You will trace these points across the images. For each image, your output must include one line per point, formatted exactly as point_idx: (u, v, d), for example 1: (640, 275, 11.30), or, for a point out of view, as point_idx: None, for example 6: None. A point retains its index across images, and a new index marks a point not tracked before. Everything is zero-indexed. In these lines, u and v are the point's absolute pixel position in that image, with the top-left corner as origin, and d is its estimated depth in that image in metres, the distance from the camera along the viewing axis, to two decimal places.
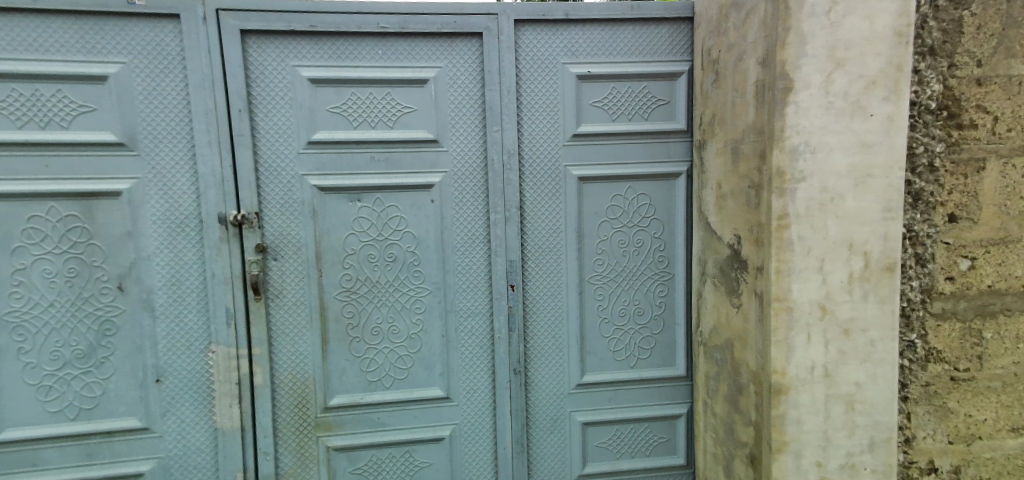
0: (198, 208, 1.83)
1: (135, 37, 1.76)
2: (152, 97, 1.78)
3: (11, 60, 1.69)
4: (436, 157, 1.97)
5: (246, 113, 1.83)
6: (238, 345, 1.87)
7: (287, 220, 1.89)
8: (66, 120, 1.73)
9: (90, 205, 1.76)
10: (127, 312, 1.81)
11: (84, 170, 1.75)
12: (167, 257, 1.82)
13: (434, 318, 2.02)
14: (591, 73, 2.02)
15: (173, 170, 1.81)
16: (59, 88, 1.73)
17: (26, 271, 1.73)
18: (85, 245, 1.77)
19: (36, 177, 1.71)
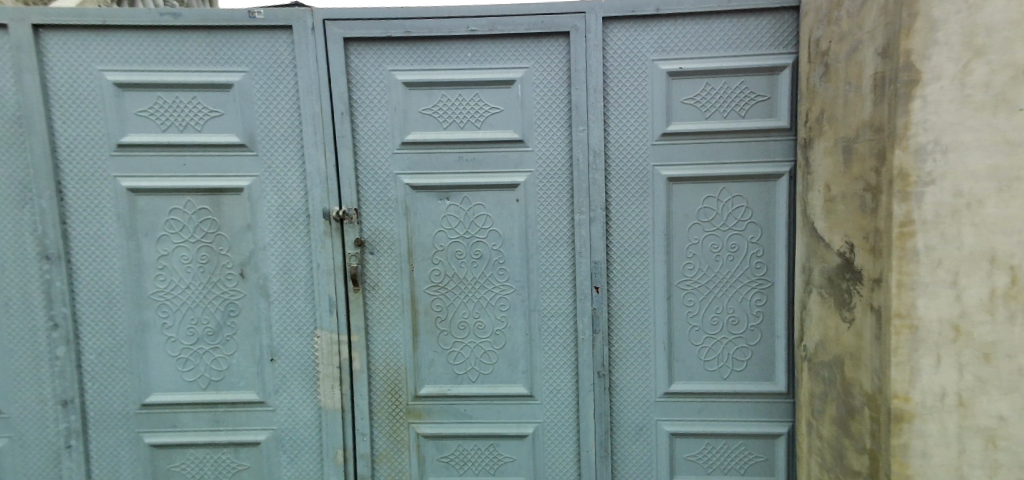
0: (306, 204, 1.98)
1: (256, 47, 1.91)
2: (269, 102, 1.93)
3: (153, 72, 1.87)
4: (521, 157, 1.99)
5: (347, 116, 1.95)
6: (339, 331, 2.01)
7: (383, 217, 2.01)
8: (201, 123, 1.91)
9: (218, 199, 1.95)
10: (246, 296, 2.00)
11: (216, 168, 1.93)
12: (280, 248, 1.99)
13: (518, 316, 2.05)
14: (683, 70, 1.94)
15: (285, 169, 1.97)
16: (193, 95, 1.90)
17: (168, 256, 1.95)
18: (213, 235, 1.96)
19: (177, 175, 1.91)
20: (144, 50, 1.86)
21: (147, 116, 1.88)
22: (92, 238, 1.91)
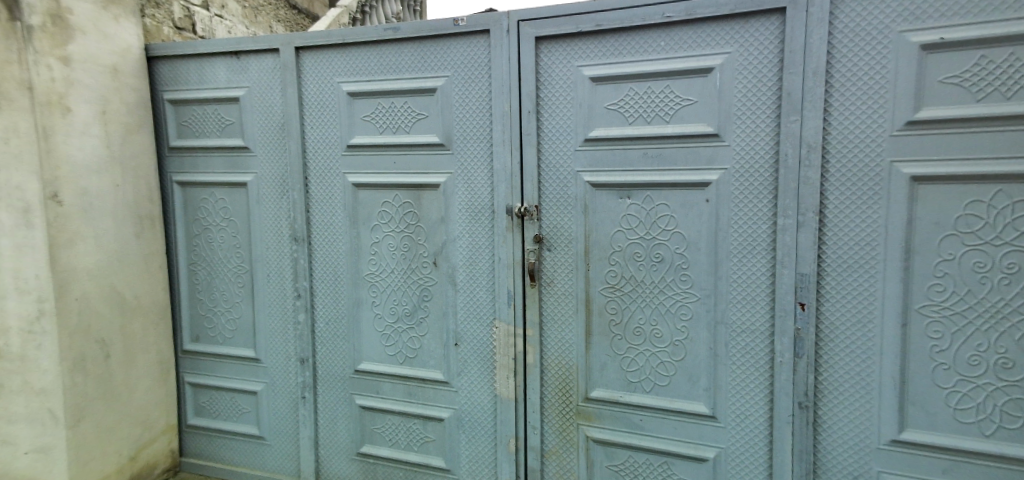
0: (491, 200, 2.08)
1: (457, 53, 2.06)
2: (465, 103, 2.07)
3: (377, 81, 2.14)
4: (714, 152, 1.79)
5: (534, 114, 1.99)
6: (516, 324, 2.07)
7: (561, 214, 2.00)
8: (410, 125, 2.14)
9: (419, 194, 2.16)
10: (438, 283, 2.18)
11: (419, 166, 2.14)
12: (468, 241, 2.13)
13: (702, 328, 1.86)
14: (946, 40, 1.51)
15: (476, 166, 2.09)
16: (406, 100, 2.13)
17: (378, 244, 2.22)
18: (414, 226, 2.18)
19: (388, 172, 2.17)
20: (371, 63, 2.14)
21: (369, 120, 2.17)
22: (326, 225, 2.26)
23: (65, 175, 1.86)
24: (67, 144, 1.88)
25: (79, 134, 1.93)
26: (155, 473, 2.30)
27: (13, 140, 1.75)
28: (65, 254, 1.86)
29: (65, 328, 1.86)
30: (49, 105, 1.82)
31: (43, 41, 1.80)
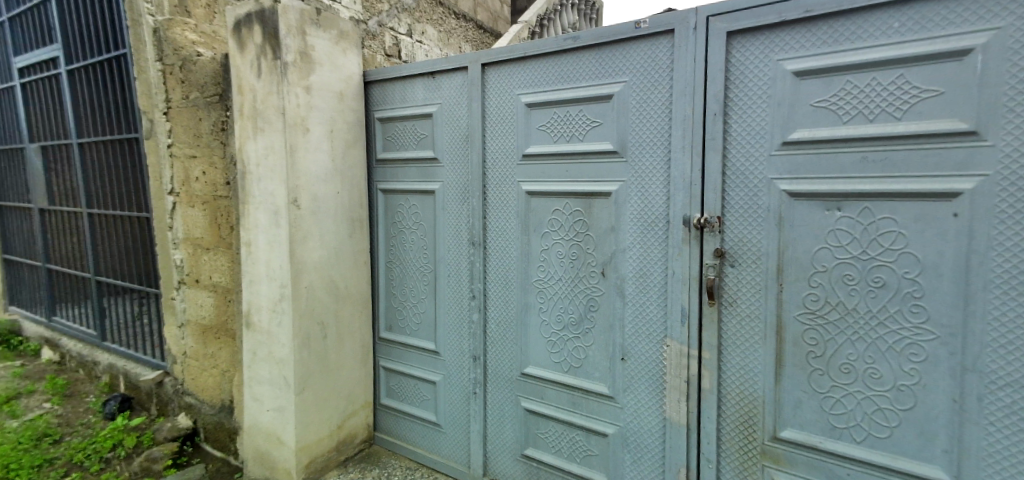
0: (667, 209, 1.81)
1: (638, 57, 1.83)
2: (644, 108, 1.83)
3: (552, 92, 2.04)
4: (971, 154, 1.31)
5: (720, 117, 1.66)
6: (690, 345, 1.79)
7: (749, 227, 1.66)
8: (584, 133, 1.97)
9: (590, 202, 1.99)
10: (606, 294, 1.98)
11: (592, 174, 1.97)
12: (639, 251, 1.89)
13: (943, 372, 1.39)
14: None
15: (651, 175, 1.84)
16: (581, 109, 1.98)
17: (547, 250, 2.11)
18: (583, 235, 2.01)
19: (560, 180, 2.05)
20: (548, 74, 2.05)
21: (544, 129, 2.08)
22: (501, 230, 2.24)
23: (303, 184, 2.16)
24: (305, 159, 2.16)
25: (314, 150, 2.20)
26: (354, 444, 2.49)
27: (271, 156, 2.12)
28: (301, 250, 2.18)
29: (299, 308, 2.18)
30: (295, 126, 2.10)
31: (295, 74, 2.07)
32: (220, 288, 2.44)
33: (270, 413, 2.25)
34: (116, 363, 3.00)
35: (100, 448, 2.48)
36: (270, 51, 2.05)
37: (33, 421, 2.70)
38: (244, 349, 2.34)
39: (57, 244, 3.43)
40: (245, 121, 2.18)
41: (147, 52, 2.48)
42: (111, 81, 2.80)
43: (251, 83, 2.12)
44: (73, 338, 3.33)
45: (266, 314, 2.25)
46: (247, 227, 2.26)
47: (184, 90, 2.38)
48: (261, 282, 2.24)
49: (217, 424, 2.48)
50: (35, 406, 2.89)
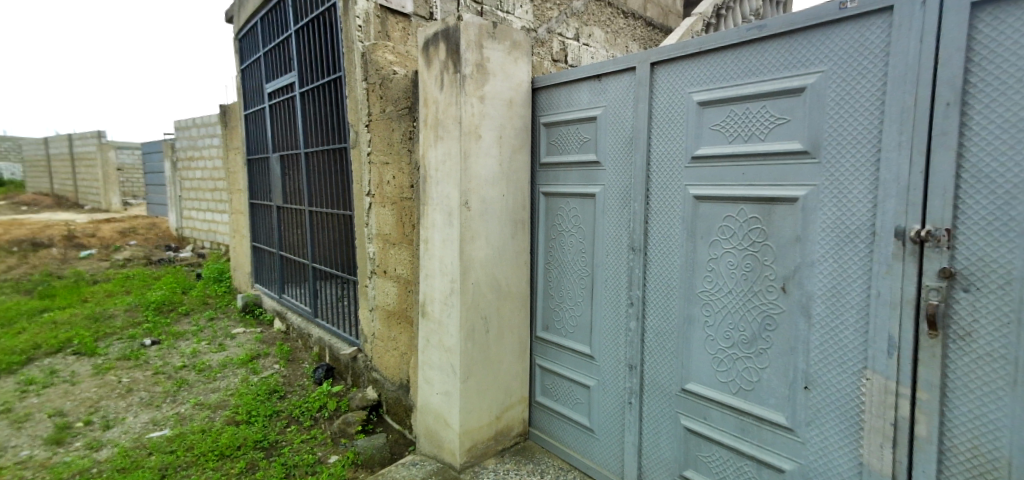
0: (874, 219, 1.45)
1: (840, 43, 1.49)
2: (846, 101, 1.48)
3: (724, 89, 1.75)
4: None
5: (957, 107, 1.27)
6: (898, 381, 1.41)
7: (993, 243, 1.26)
8: (765, 131, 1.65)
9: (770, 209, 1.66)
10: (788, 313, 1.66)
11: (773, 177, 1.64)
12: (832, 266, 1.55)
13: None
14: None
15: (853, 177, 1.48)
16: (763, 104, 1.66)
17: (716, 260, 1.82)
18: (760, 244, 1.70)
19: (734, 184, 1.74)
20: (719, 70, 1.77)
21: (716, 128, 1.79)
22: (665, 238, 1.99)
23: (474, 187, 2.24)
24: (477, 163, 2.24)
25: (485, 155, 2.26)
26: (511, 435, 2.57)
27: (448, 162, 2.27)
28: (469, 250, 2.28)
29: (466, 303, 2.30)
30: (470, 133, 2.18)
31: (471, 85, 2.16)
32: (402, 279, 2.75)
33: (439, 396, 2.45)
34: (323, 338, 3.58)
35: (311, 408, 2.98)
36: (452, 65, 2.18)
37: (267, 378, 3.37)
38: (420, 336, 2.58)
39: (287, 235, 4.23)
40: (428, 130, 2.38)
41: (356, 74, 2.90)
42: (329, 99, 3.35)
43: (434, 95, 2.31)
44: (295, 313, 4.07)
45: (438, 305, 2.44)
46: (425, 226, 2.48)
47: (382, 104, 2.73)
48: (435, 277, 2.44)
49: (396, 400, 2.80)
50: (269, 366, 3.60)
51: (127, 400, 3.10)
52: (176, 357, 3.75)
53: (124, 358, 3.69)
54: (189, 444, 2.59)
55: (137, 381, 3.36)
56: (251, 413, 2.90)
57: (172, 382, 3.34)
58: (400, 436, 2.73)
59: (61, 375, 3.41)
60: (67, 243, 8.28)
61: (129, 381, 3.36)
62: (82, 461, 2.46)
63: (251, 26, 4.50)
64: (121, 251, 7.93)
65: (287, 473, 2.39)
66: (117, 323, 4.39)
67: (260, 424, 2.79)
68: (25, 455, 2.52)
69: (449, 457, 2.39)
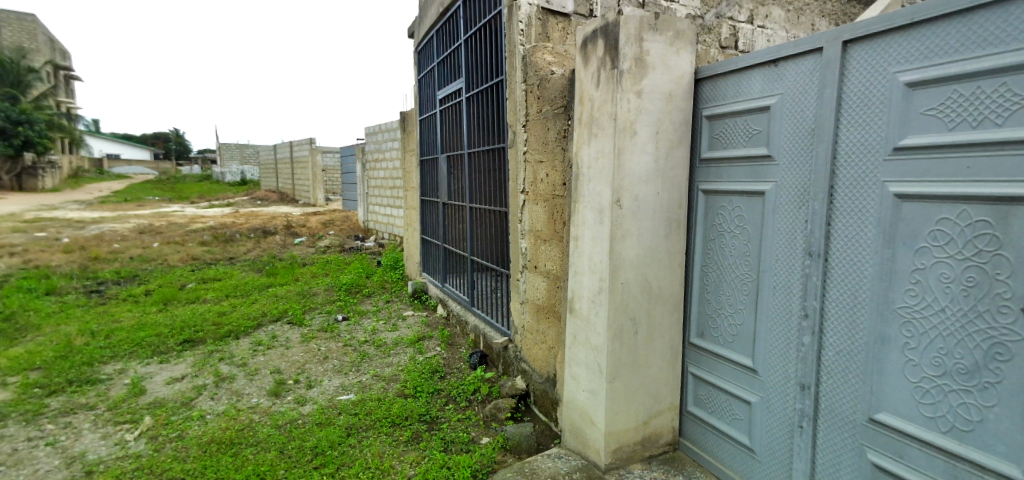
0: None
1: None
2: None
3: (942, 65, 1.44)
4: None
5: None
6: None
7: None
8: (1005, 114, 1.32)
9: (1006, 211, 1.32)
10: None
11: (1015, 172, 1.30)
12: None
13: None
14: None
15: None
16: (1003, 81, 1.33)
17: (923, 270, 1.51)
18: (991, 254, 1.35)
19: (953, 180, 1.42)
20: (934, 43, 1.46)
21: (929, 112, 1.47)
22: (852, 242, 1.70)
23: (627, 184, 2.17)
24: (630, 160, 2.16)
25: (640, 151, 2.17)
26: (659, 443, 2.45)
27: (601, 160, 2.24)
28: (619, 248, 2.21)
29: (615, 302, 2.24)
30: (625, 130, 2.13)
31: (629, 80, 2.10)
32: (552, 275, 2.83)
33: (584, 394, 2.45)
34: (478, 326, 3.84)
35: (466, 390, 3.23)
36: (609, 61, 2.15)
37: (430, 358, 3.73)
38: (567, 332, 2.61)
39: (450, 229, 4.63)
40: (583, 128, 2.39)
41: (516, 76, 3.05)
42: (491, 102, 3.57)
43: (590, 93, 2.30)
44: (455, 301, 4.44)
45: (586, 303, 2.43)
46: (576, 223, 2.49)
47: (539, 104, 2.82)
48: (584, 274, 2.43)
49: (543, 392, 2.89)
50: (432, 348, 3.99)
51: (324, 365, 3.70)
52: (360, 332, 4.37)
53: (323, 329, 4.41)
54: (369, 409, 2.99)
55: (332, 350, 3.99)
56: (417, 388, 3.25)
57: (357, 354, 3.89)
58: (546, 428, 2.82)
59: (280, 339, 4.21)
60: (286, 231, 10.17)
61: (326, 349, 4.00)
62: (292, 412, 3.01)
63: (428, 39, 5.01)
64: (323, 239, 9.48)
65: (446, 447, 2.63)
66: (319, 300, 5.26)
67: (424, 399, 3.11)
68: (254, 401, 3.16)
69: (593, 456, 2.38)
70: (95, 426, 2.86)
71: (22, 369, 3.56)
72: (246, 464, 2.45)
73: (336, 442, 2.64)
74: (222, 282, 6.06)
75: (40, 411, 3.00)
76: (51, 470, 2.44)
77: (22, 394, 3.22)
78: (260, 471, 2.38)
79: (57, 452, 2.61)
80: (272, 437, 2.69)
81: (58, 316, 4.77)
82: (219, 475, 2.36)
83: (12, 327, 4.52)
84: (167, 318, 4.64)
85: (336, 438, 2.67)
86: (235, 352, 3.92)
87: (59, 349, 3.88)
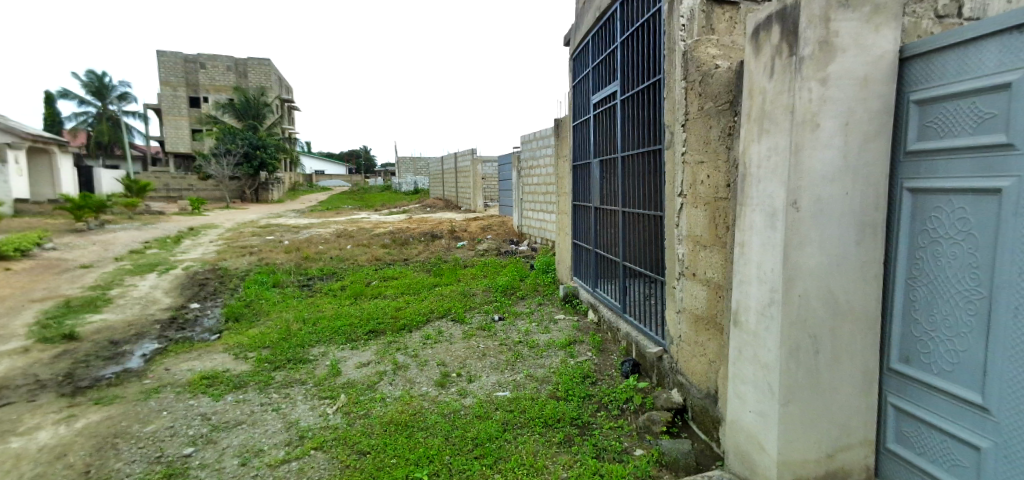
0: None
1: None
2: None
3: None
4: None
5: None
6: None
7: None
8: None
9: None
10: None
11: None
12: None
13: None
14: None
15: None
16: None
17: None
18: None
19: None
20: None
21: None
22: None
23: (807, 184, 1.91)
24: (811, 157, 1.91)
25: (823, 147, 1.90)
26: None
27: (774, 158, 2.02)
28: (796, 256, 1.95)
29: (790, 317, 1.98)
30: (804, 123, 1.89)
31: (811, 67, 1.85)
32: (713, 283, 2.64)
33: (752, 415, 2.22)
34: (630, 333, 3.75)
35: (619, 398, 3.17)
36: (786, 48, 1.93)
37: (582, 363, 3.75)
38: (731, 346, 2.40)
39: (602, 233, 4.61)
40: (752, 123, 2.18)
41: (676, 73, 2.92)
42: (648, 103, 3.48)
43: (762, 85, 2.10)
44: (606, 306, 4.40)
45: (753, 316, 2.20)
46: (743, 228, 2.28)
47: (702, 102, 2.66)
48: (751, 284, 2.21)
49: (703, 409, 2.71)
50: (584, 352, 4.01)
51: (483, 362, 3.96)
52: (515, 332, 4.58)
53: (481, 328, 4.73)
54: (523, 407, 3.12)
55: (489, 347, 4.26)
56: (569, 391, 3.29)
57: (512, 353, 4.09)
58: (707, 448, 2.63)
59: (445, 335, 4.62)
60: (451, 235, 11.14)
61: (484, 346, 4.28)
62: (455, 403, 3.27)
63: (583, 44, 5.06)
64: (482, 243, 10.17)
65: (598, 454, 2.61)
66: (477, 300, 5.65)
67: (575, 403, 3.14)
68: (424, 390, 3.52)
69: None
70: (306, 397, 3.47)
71: (258, 346, 4.48)
72: (417, 446, 2.74)
73: (493, 435, 2.80)
74: (398, 280, 6.87)
75: (270, 382, 3.74)
76: (276, 431, 3.03)
77: (258, 366, 4.05)
78: (429, 454, 2.64)
79: (279, 416, 3.22)
80: (439, 424, 2.97)
81: (281, 305, 5.90)
82: (397, 453, 2.67)
83: (251, 311, 5.71)
84: (357, 310, 5.42)
85: (494, 432, 2.83)
86: (408, 344, 4.41)
87: (282, 331, 4.79)
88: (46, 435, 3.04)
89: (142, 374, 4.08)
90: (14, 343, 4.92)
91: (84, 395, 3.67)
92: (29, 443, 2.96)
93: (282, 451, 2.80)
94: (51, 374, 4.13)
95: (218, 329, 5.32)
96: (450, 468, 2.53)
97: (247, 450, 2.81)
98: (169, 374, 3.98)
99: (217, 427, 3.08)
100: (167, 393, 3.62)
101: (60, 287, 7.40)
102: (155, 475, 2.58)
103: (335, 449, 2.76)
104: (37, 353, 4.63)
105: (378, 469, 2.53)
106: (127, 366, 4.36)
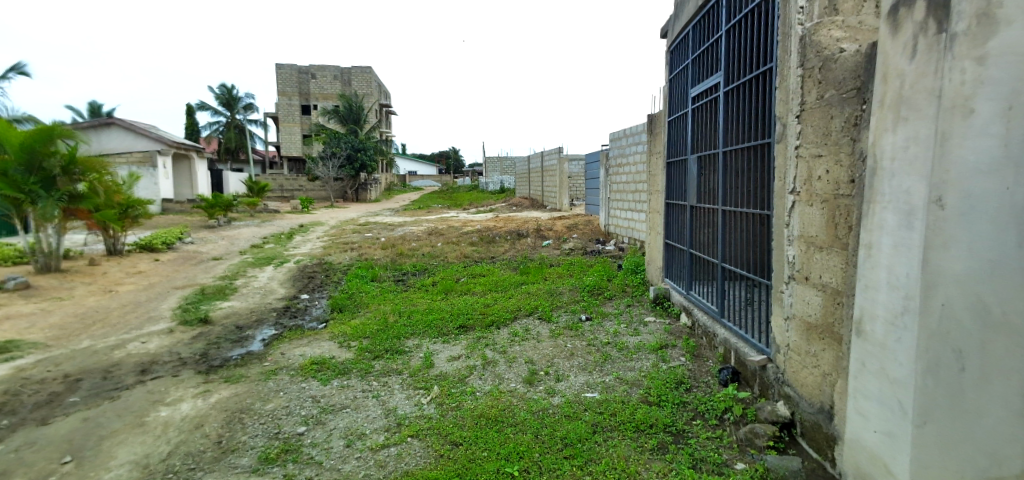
0: None
1: None
2: None
3: None
4: None
5: None
6: None
7: None
8: None
9: None
10: None
11: None
12: None
13: None
14: None
15: None
16: None
17: None
18: None
19: None
20: None
21: None
22: None
23: (954, 177, 1.68)
24: (960, 147, 1.66)
25: (975, 136, 1.62)
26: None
27: (913, 149, 1.82)
28: (938, 259, 1.72)
29: (928, 328, 1.74)
30: (953, 110, 1.67)
31: (965, 44, 1.63)
32: (829, 289, 2.42)
33: (876, 435, 1.99)
34: (727, 339, 3.55)
35: (716, 407, 3.00)
36: (934, 24, 1.73)
37: (674, 368, 3.60)
38: (853, 357, 2.17)
39: (698, 233, 4.41)
40: (885, 111, 1.97)
41: (791, 60, 2.72)
42: (756, 94, 3.27)
43: (899, 67, 1.89)
44: (701, 310, 4.20)
45: (881, 326, 1.97)
46: (870, 228, 2.07)
47: (821, 90, 2.45)
48: (879, 290, 1.99)
49: (815, 425, 2.49)
50: (677, 357, 3.85)
51: (571, 361, 3.93)
52: (603, 333, 4.51)
53: (568, 327, 4.71)
54: (614, 410, 3.05)
55: (577, 347, 4.23)
56: (662, 397, 3.17)
57: (600, 354, 4.03)
58: (819, 468, 2.40)
59: (532, 333, 4.66)
60: (536, 233, 11.22)
61: (571, 346, 4.26)
62: (544, 401, 3.28)
63: (682, 35, 4.87)
64: (568, 242, 10.13)
65: (695, 464, 2.49)
66: (564, 299, 5.63)
67: (669, 410, 3.02)
68: (513, 386, 3.57)
69: None
70: (402, 387, 3.66)
71: (358, 336, 4.80)
72: (508, 441, 2.77)
73: (584, 437, 2.77)
74: (486, 278, 7.05)
75: (369, 370, 4.00)
76: (376, 416, 3.22)
77: (359, 355, 4.34)
78: (520, 451, 2.66)
79: (379, 403, 3.42)
80: (529, 421, 2.98)
81: (378, 298, 6.27)
82: (487, 446, 2.73)
83: (352, 303, 6.15)
84: (448, 305, 5.63)
85: (584, 433, 2.80)
86: (497, 340, 4.50)
87: (380, 323, 5.11)
88: (187, 406, 3.48)
89: (262, 356, 4.54)
90: (162, 324, 5.68)
91: (216, 373, 4.15)
92: (174, 413, 3.39)
93: (381, 436, 2.96)
94: (190, 353, 4.71)
95: (324, 319, 5.79)
96: (540, 465, 2.53)
97: (351, 433, 3.01)
98: (285, 358, 4.39)
99: (325, 410, 3.34)
100: (283, 375, 3.99)
101: (196, 276, 8.44)
102: (274, 449, 2.84)
103: (430, 438, 2.87)
104: (180, 334, 5.32)
105: (470, 461, 2.60)
106: (250, 349, 4.86)
